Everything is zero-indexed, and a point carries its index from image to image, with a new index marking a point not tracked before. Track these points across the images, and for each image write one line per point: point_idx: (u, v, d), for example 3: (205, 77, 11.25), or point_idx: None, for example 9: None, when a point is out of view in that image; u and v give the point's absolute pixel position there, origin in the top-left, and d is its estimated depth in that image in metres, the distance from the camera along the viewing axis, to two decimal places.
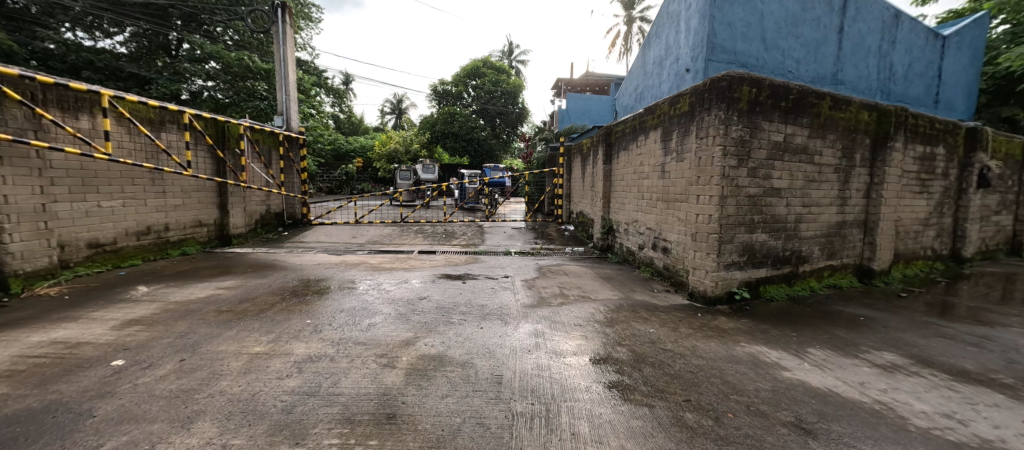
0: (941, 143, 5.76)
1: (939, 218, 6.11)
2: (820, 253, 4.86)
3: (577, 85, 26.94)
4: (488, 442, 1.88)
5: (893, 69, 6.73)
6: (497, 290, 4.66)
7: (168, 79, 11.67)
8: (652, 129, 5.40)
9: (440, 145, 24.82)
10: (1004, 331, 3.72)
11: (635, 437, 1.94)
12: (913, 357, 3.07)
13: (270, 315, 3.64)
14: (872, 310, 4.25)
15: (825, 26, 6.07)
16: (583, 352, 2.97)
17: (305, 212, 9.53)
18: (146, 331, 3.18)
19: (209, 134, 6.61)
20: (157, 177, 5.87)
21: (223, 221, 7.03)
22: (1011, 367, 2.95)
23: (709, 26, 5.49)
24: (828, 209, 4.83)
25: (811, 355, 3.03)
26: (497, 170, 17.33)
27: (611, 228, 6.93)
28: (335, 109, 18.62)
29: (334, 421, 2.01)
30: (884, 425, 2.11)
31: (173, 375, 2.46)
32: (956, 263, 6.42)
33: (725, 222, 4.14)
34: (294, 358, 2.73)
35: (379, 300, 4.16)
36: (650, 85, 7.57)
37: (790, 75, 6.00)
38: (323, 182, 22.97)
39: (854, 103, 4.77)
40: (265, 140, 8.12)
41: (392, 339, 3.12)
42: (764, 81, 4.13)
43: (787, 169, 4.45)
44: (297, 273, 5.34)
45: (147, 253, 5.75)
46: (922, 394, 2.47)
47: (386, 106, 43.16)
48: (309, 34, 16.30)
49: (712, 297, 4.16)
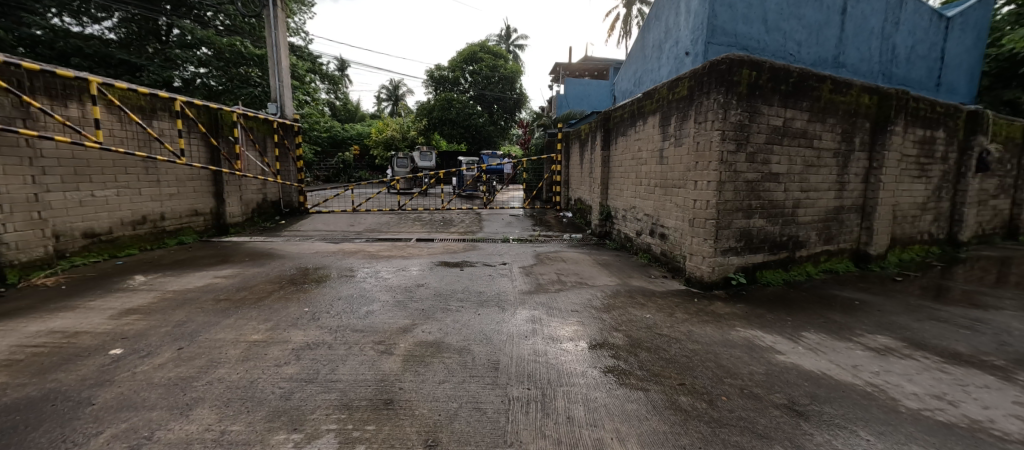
0: (941, 126, 5.73)
1: (937, 203, 6.11)
2: (817, 238, 4.87)
3: (576, 68, 26.43)
4: (485, 426, 1.90)
5: (895, 50, 6.63)
6: (495, 277, 4.68)
7: (159, 66, 11.49)
8: (651, 113, 5.33)
9: (438, 131, 24.45)
10: (998, 314, 3.77)
11: (630, 420, 1.97)
12: (907, 340, 3.10)
13: (268, 303, 3.66)
14: (868, 293, 4.28)
15: (828, 7, 5.96)
16: (579, 337, 2.99)
17: (302, 201, 9.37)
18: (144, 320, 3.19)
19: (202, 122, 6.51)
20: (151, 166, 5.81)
21: (219, 210, 6.97)
22: (1003, 349, 2.99)
23: (710, 7, 5.39)
24: (826, 194, 4.82)
25: (806, 339, 3.05)
26: (495, 156, 17.21)
27: (610, 214, 6.91)
28: (330, 96, 18.34)
29: (333, 407, 2.03)
30: (874, 407, 2.14)
31: (172, 363, 2.47)
32: (951, 246, 6.44)
33: (722, 208, 4.13)
34: (293, 346, 2.75)
35: (377, 288, 4.19)
36: (649, 69, 7.47)
37: (791, 58, 5.90)
38: (320, 170, 23.08)
39: (855, 87, 4.72)
40: (260, 128, 7.99)
41: (390, 326, 3.14)
42: (765, 64, 4.07)
43: (786, 153, 4.42)
44: (295, 261, 5.33)
45: (144, 243, 5.74)
46: (915, 376, 2.50)
47: (382, 92, 42.62)
48: (300, 19, 15.88)
49: (710, 282, 4.18)
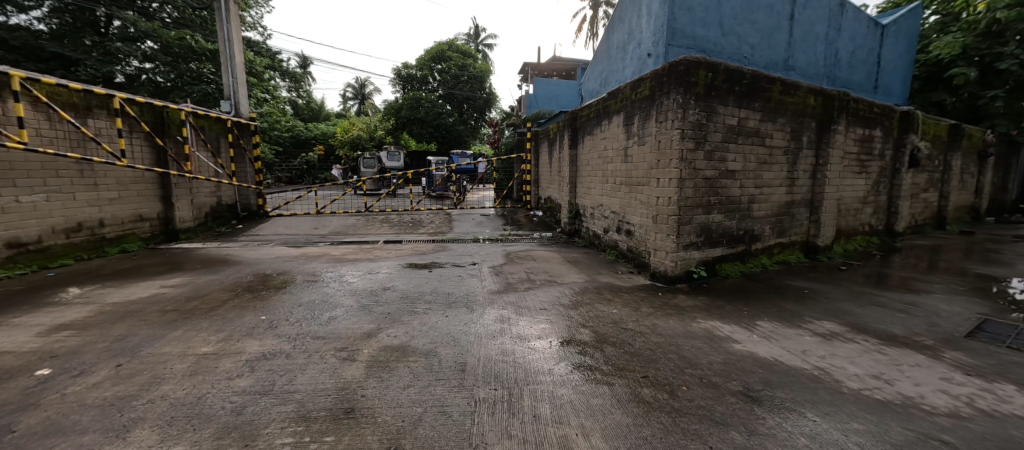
0: (879, 125, 6.18)
1: (876, 197, 6.59)
2: (771, 232, 5.14)
3: (544, 68, 26.68)
4: (450, 431, 1.86)
5: (839, 55, 7.09)
6: (464, 277, 4.63)
7: (99, 60, 10.58)
8: (615, 113, 5.43)
9: (406, 131, 23.96)
10: (929, 297, 4.12)
11: (595, 415, 1.99)
12: (850, 325, 3.33)
13: (221, 312, 3.44)
14: (817, 283, 4.56)
15: (778, 12, 6.29)
16: (548, 335, 3.01)
17: (261, 204, 8.90)
18: (78, 337, 2.93)
19: (146, 121, 6.06)
20: (87, 168, 5.34)
21: (168, 215, 6.51)
22: (933, 329, 3.27)
23: (670, 10, 5.57)
24: (778, 189, 5.08)
25: (760, 328, 3.21)
26: (465, 156, 17.05)
27: (579, 212, 7.01)
28: (291, 94, 17.54)
29: (289, 419, 1.94)
30: (821, 389, 2.28)
31: (109, 382, 2.28)
32: (889, 237, 6.98)
33: (683, 204, 4.27)
34: (246, 357, 2.60)
35: (340, 292, 4.03)
36: (615, 70, 7.62)
37: (746, 60, 6.19)
38: (282, 171, 22.05)
39: (802, 88, 5.00)
40: (211, 127, 7.52)
41: (354, 332, 3.04)
42: (720, 65, 4.24)
43: (741, 151, 4.63)
44: (253, 267, 5.07)
45: (80, 252, 5.29)
46: (857, 358, 2.69)
47: (347, 91, 41.43)
48: (257, 13, 15.11)
49: (673, 277, 4.32)
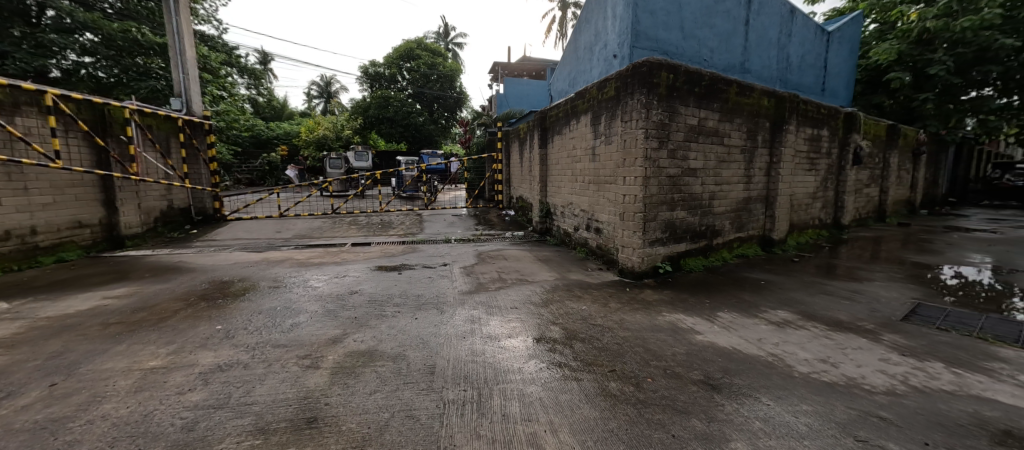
0: (826, 125, 6.60)
1: (825, 192, 7.05)
2: (731, 227, 5.39)
3: (514, 68, 26.77)
4: (418, 434, 1.84)
5: (790, 59, 7.51)
6: (434, 278, 4.57)
7: (29, 53, 9.57)
8: (583, 113, 5.52)
9: (375, 130, 23.41)
10: (870, 285, 4.45)
11: (563, 411, 2.02)
12: (802, 313, 3.54)
13: (173, 323, 3.24)
14: (773, 274, 4.82)
15: (734, 18, 6.59)
16: (518, 334, 3.02)
17: (218, 207, 8.44)
18: (5, 355, 2.67)
19: (85, 119, 5.61)
20: (14, 171, 4.90)
21: (113, 220, 6.03)
22: (874, 314, 3.53)
23: (634, 13, 5.72)
24: (736, 186, 5.33)
25: (721, 319, 3.36)
26: (436, 155, 16.85)
27: (550, 211, 7.08)
28: (250, 92, 16.73)
29: (247, 432, 1.85)
30: (775, 374, 2.41)
31: (41, 404, 2.09)
32: (837, 229, 7.47)
33: (648, 202, 4.39)
34: (200, 369, 2.46)
35: (305, 298, 3.88)
36: (582, 71, 7.74)
37: (706, 63, 6.44)
38: (242, 172, 20.97)
39: (756, 90, 5.27)
40: (160, 126, 7.06)
41: (318, 338, 2.94)
42: (680, 67, 4.40)
43: (701, 150, 4.82)
44: (209, 274, 4.80)
45: (8, 262, 4.87)
46: (807, 344, 2.86)
47: (312, 89, 40.04)
48: (211, 5, 14.28)
49: (640, 272, 4.45)
